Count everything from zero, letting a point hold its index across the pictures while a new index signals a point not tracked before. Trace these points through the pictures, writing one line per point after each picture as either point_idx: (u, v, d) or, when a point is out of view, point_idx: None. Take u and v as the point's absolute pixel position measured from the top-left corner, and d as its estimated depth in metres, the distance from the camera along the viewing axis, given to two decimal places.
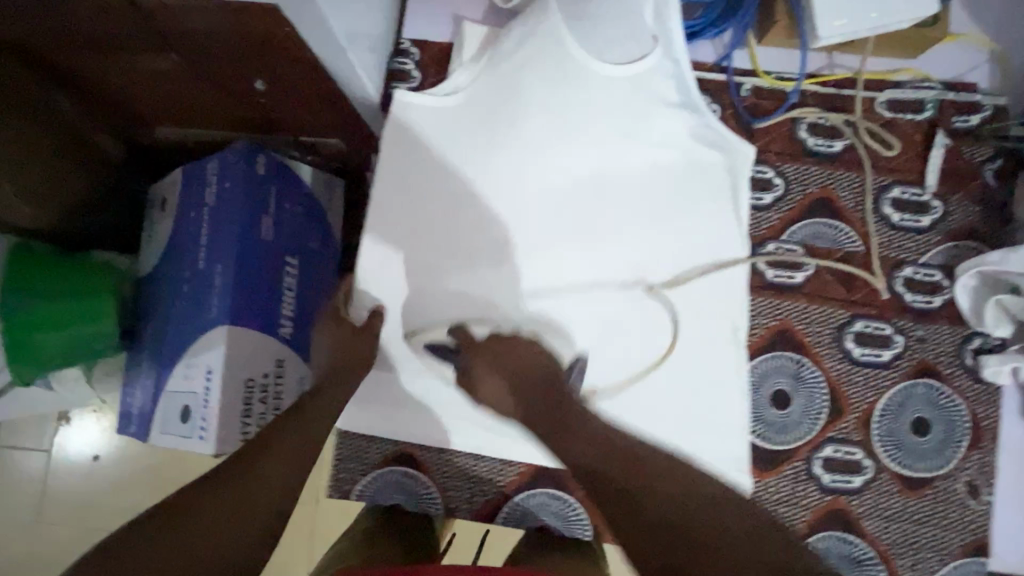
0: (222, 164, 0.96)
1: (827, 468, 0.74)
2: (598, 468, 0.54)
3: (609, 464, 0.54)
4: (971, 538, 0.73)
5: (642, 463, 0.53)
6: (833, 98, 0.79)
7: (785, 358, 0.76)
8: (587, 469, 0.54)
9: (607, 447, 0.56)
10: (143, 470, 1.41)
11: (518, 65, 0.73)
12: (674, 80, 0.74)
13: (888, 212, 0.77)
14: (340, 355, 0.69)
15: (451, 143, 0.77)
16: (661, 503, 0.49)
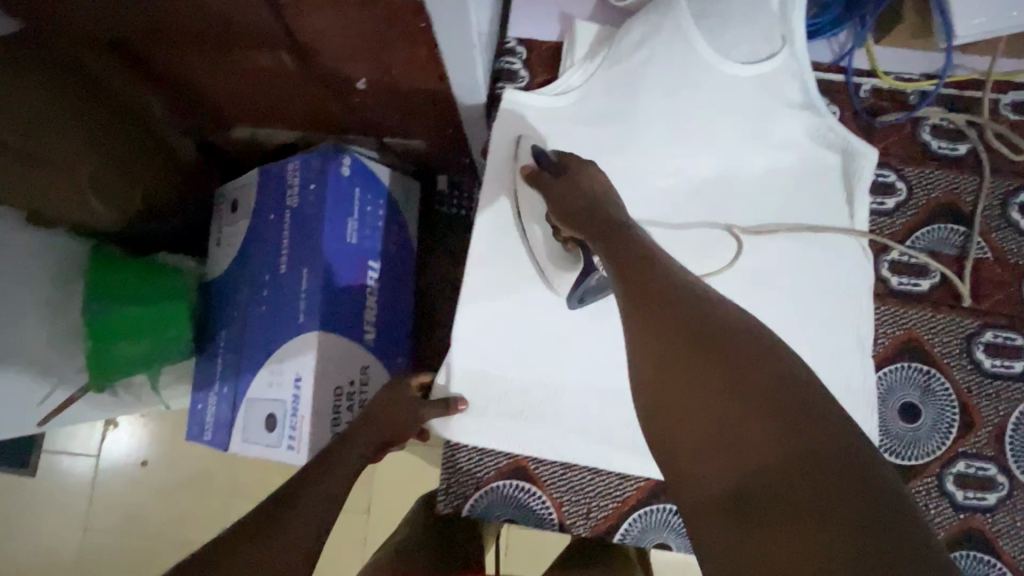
0: (306, 165, 0.93)
1: (960, 484, 0.71)
2: (664, 310, 0.45)
3: (676, 312, 0.45)
4: None
5: (718, 327, 0.44)
6: (956, 99, 0.76)
7: (912, 369, 0.73)
8: (649, 307, 0.46)
9: (676, 293, 0.47)
10: (194, 476, 1.38)
11: (640, 64, 0.70)
12: (800, 81, 0.71)
13: (1016, 217, 0.74)
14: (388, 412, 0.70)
15: (562, 142, 0.75)
16: (720, 383, 0.41)
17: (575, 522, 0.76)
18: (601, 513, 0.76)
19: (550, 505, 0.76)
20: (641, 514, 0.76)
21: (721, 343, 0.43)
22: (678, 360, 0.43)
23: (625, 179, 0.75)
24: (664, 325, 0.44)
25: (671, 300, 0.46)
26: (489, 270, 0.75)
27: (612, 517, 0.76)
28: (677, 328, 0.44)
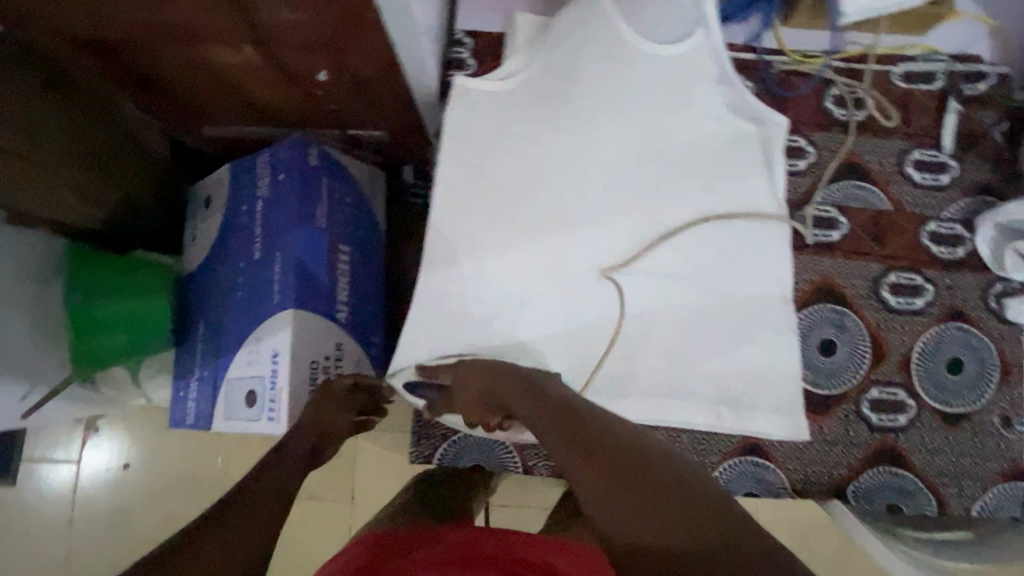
0: (275, 157, 1.00)
1: (874, 409, 0.80)
2: (592, 455, 0.52)
3: (601, 450, 0.52)
4: (1008, 466, 0.79)
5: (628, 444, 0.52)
6: (854, 72, 0.86)
7: (829, 310, 0.82)
8: (578, 449, 0.53)
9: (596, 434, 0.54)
10: (179, 475, 1.39)
11: (572, 48, 0.80)
12: (715, 59, 0.80)
13: (910, 173, 0.85)
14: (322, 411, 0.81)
15: (508, 123, 0.83)
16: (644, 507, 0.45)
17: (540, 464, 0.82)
18: None
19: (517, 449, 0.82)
20: None
21: (637, 472, 0.48)
22: (612, 489, 0.48)
23: (568, 154, 0.83)
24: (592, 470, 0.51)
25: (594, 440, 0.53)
26: (446, 242, 0.81)
27: None
28: (603, 469, 0.50)
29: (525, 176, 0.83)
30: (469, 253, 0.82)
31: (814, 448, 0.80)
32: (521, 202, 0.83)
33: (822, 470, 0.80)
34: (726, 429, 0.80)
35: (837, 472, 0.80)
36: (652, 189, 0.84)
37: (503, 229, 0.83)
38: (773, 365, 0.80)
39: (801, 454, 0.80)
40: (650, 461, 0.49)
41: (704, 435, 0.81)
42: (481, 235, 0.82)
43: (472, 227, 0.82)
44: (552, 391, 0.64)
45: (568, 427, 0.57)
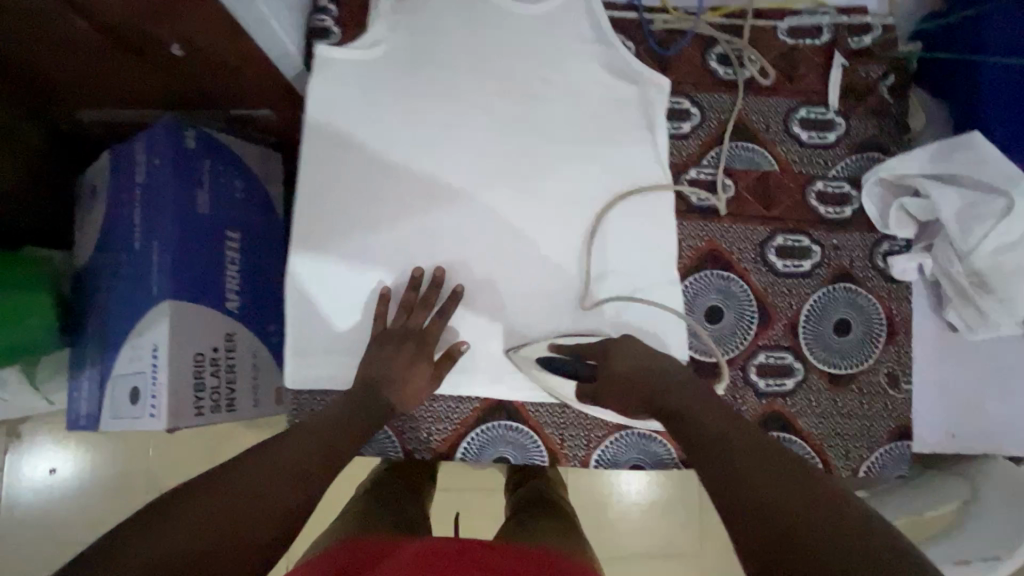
0: (151, 141, 0.94)
1: (761, 374, 0.79)
2: (694, 441, 0.55)
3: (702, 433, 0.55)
4: (895, 425, 0.79)
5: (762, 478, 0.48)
6: (737, 28, 0.83)
7: (714, 276, 0.80)
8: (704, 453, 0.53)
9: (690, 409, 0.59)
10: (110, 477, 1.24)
11: (434, 15, 0.79)
12: (585, 19, 0.79)
13: (796, 131, 0.82)
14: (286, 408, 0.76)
15: (378, 94, 0.79)
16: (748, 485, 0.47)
17: (417, 448, 0.76)
18: (441, 435, 0.76)
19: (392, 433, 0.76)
20: (480, 431, 0.77)
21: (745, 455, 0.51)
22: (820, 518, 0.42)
23: (443, 123, 0.79)
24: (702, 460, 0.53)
25: (688, 422, 0.58)
26: (318, 223, 0.78)
27: (452, 437, 0.76)
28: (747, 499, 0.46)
29: (399, 150, 0.79)
30: (342, 233, 0.78)
31: None
32: (395, 177, 0.79)
33: None
34: None
35: None
36: (534, 156, 0.80)
37: (377, 206, 0.79)
38: (659, 335, 0.77)
39: None
40: (757, 448, 0.52)
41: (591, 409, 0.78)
42: (353, 214, 0.78)
43: (344, 206, 0.78)
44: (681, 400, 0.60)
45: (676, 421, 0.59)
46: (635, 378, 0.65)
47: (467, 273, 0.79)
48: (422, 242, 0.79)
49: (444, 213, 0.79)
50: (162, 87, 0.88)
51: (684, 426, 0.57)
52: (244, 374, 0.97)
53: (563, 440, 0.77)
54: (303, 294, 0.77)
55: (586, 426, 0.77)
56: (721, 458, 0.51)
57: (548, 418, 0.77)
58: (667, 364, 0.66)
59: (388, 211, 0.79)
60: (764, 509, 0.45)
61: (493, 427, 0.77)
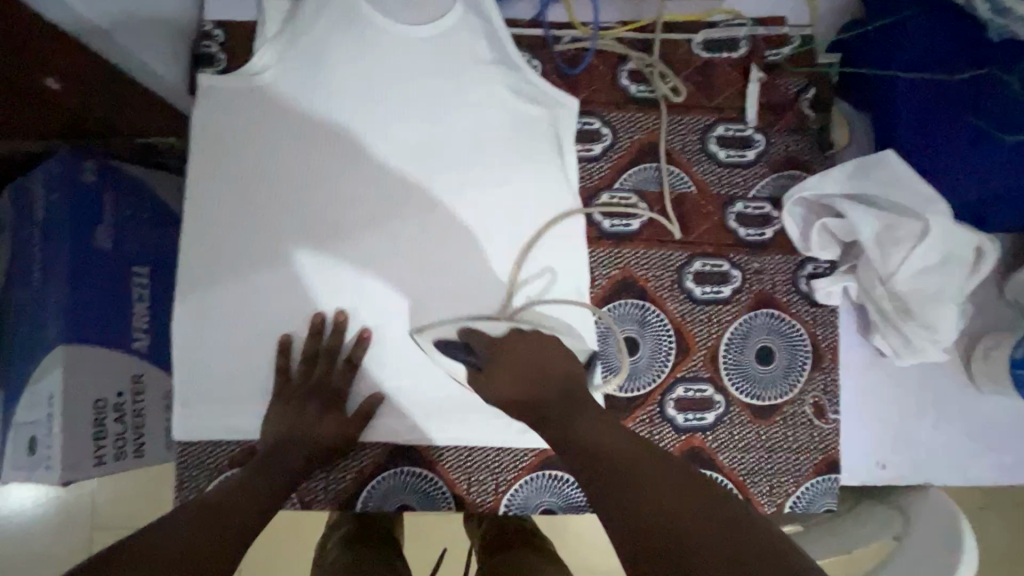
0: (46, 175, 0.88)
1: (680, 408, 0.75)
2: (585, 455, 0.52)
3: (592, 445, 0.53)
4: (822, 457, 0.75)
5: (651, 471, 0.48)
6: (649, 43, 0.79)
7: (630, 305, 0.76)
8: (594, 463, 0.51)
9: (579, 424, 0.56)
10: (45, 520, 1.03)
11: (320, 37, 0.72)
12: (483, 38, 0.73)
13: (714, 150, 0.78)
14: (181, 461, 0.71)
15: (267, 123, 0.74)
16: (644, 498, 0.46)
17: (316, 499, 0.72)
18: (340, 485, 0.72)
19: None
20: (382, 478, 0.73)
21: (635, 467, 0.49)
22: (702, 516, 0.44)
23: (337, 151, 0.74)
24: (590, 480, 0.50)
25: (581, 437, 0.54)
26: (205, 262, 0.72)
27: (353, 487, 0.72)
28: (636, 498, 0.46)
29: (291, 182, 0.74)
30: (230, 273, 0.73)
31: None
32: (285, 210, 0.74)
33: None
34: (520, 441, 0.72)
35: None
36: (437, 184, 0.75)
37: (269, 242, 0.73)
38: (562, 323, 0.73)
39: None
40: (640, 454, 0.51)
41: (498, 451, 0.73)
42: (242, 252, 0.73)
43: (232, 245, 0.73)
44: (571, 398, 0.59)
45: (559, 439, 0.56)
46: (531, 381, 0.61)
47: (368, 310, 0.73)
48: (317, 279, 0.73)
49: (339, 248, 0.74)
50: (50, 123, 0.83)
51: (581, 446, 0.53)
52: (154, 416, 0.92)
53: (470, 486, 0.73)
54: (187, 340, 0.71)
55: (494, 470, 0.73)
56: (609, 475, 0.49)
57: (454, 462, 0.73)
58: (553, 363, 0.63)
59: (279, 248, 0.73)
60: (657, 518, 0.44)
61: (397, 474, 0.73)
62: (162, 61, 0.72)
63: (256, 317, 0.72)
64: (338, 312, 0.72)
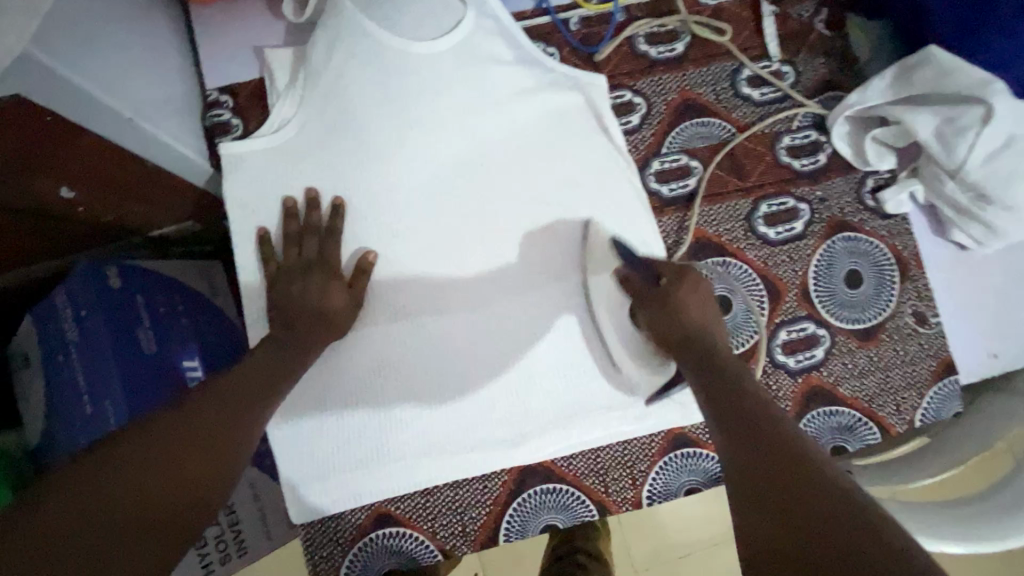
0: (69, 293, 0.83)
1: (789, 352, 0.73)
2: (740, 417, 0.45)
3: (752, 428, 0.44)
4: (937, 362, 0.74)
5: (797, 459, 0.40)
6: (656, 5, 0.79)
7: (711, 265, 0.74)
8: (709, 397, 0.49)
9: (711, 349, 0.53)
10: None
11: (334, 72, 0.68)
12: (500, 37, 0.71)
13: (748, 92, 0.78)
14: (311, 540, 0.67)
15: (305, 173, 0.71)
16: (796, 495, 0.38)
17: (457, 545, 0.68)
18: (476, 524, 0.69)
19: (424, 538, 0.68)
20: (518, 503, 0.69)
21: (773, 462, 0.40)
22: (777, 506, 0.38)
23: (383, 184, 0.71)
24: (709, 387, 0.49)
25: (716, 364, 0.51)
26: None
27: (489, 522, 0.69)
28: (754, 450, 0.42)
29: (339, 228, 0.69)
30: (293, 333, 0.63)
31: None
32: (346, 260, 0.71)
33: None
34: (642, 430, 0.70)
35: None
36: (493, 185, 0.73)
37: None
38: (626, 191, 0.74)
39: None
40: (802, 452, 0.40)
41: (625, 444, 0.71)
42: (294, 305, 0.65)
43: (287, 303, 0.65)
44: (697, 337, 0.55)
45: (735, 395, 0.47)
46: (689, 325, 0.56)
47: (457, 335, 0.70)
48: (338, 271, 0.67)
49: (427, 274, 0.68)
50: (67, 234, 0.78)
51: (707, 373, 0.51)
52: None
53: (608, 486, 0.70)
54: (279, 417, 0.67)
55: (627, 463, 0.71)
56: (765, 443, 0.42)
57: (585, 468, 0.70)
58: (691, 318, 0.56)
59: None
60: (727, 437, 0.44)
61: (530, 496, 0.69)
62: (184, 140, 0.68)
63: (305, 392, 0.67)
64: (429, 349, 0.69)
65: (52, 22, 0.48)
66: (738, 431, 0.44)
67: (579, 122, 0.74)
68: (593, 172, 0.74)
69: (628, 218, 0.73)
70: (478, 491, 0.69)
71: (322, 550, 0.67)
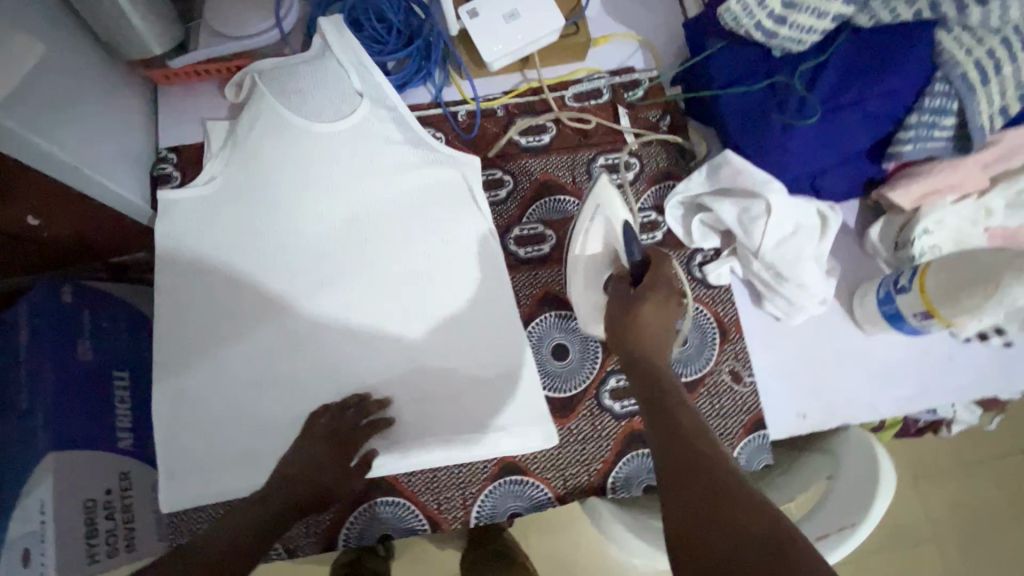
0: (27, 304, 0.98)
1: (615, 398, 0.84)
2: (678, 423, 0.60)
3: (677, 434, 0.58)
4: (748, 418, 0.84)
5: (713, 464, 0.54)
6: (530, 104, 0.97)
7: (553, 317, 0.87)
8: (650, 402, 0.64)
9: (656, 368, 0.67)
10: None
11: (254, 142, 0.86)
12: (391, 122, 0.88)
13: (600, 177, 0.94)
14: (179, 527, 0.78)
15: (222, 218, 0.86)
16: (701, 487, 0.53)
17: (301, 545, 0.78)
18: (320, 527, 0.78)
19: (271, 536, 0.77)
20: (359, 513, 0.79)
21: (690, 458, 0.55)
22: (683, 491, 0.53)
23: (285, 231, 0.87)
24: (659, 416, 0.62)
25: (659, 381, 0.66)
26: (182, 342, 0.82)
27: (332, 526, 0.78)
28: (682, 450, 0.56)
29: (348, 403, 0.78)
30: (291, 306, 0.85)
31: (566, 451, 0.82)
32: (245, 289, 0.85)
33: (580, 470, 0.81)
34: (476, 455, 0.80)
35: (593, 469, 0.81)
36: (375, 238, 0.88)
37: (235, 317, 0.84)
38: (486, 251, 0.87)
39: (556, 461, 0.81)
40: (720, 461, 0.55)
41: (460, 468, 0.81)
42: (309, 466, 0.72)
43: (223, 316, 0.84)
44: (647, 338, 0.69)
45: (670, 407, 0.62)
46: (646, 324, 0.69)
47: (332, 359, 0.84)
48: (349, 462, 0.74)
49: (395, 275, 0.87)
50: (34, 255, 0.95)
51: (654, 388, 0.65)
52: (143, 511, 0.97)
53: (441, 505, 0.80)
54: (169, 418, 0.80)
55: (459, 485, 0.80)
56: (689, 451, 0.56)
57: (423, 485, 0.80)
58: (648, 314, 0.69)
59: (249, 318, 0.84)
60: (679, 468, 0.55)
61: (369, 506, 0.79)
62: (128, 186, 0.86)
63: (199, 395, 0.81)
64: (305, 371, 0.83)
65: (24, 99, 0.67)
66: (686, 463, 0.55)
67: (456, 191, 0.89)
68: (462, 231, 0.88)
69: (484, 272, 0.86)
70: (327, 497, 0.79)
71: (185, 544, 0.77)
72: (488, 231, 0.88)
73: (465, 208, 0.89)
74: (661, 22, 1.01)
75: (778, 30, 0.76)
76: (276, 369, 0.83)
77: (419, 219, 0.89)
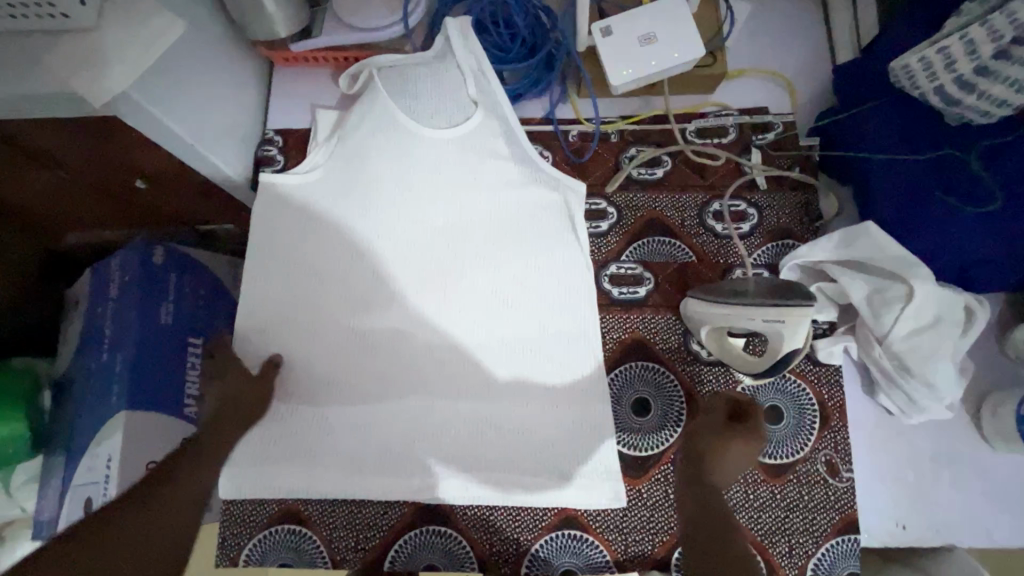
0: (122, 260, 1.01)
1: None
2: (714, 528, 0.60)
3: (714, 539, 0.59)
4: (839, 517, 0.75)
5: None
6: (647, 133, 0.90)
7: (638, 368, 0.81)
8: (695, 495, 0.64)
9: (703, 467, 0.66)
10: None
11: (361, 139, 0.83)
12: (500, 135, 0.84)
13: (711, 224, 0.86)
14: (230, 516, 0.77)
15: (318, 211, 0.85)
16: None
17: (346, 558, 0.76)
18: (368, 544, 0.76)
19: (319, 543, 0.76)
20: (408, 538, 0.76)
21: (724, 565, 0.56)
22: None
23: (379, 233, 0.86)
24: (699, 514, 0.62)
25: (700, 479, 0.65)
26: (261, 328, 0.82)
27: (379, 546, 0.76)
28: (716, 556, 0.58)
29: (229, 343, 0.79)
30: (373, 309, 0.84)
31: (633, 514, 0.76)
32: (330, 285, 0.84)
33: (644, 539, 0.76)
34: (536, 501, 0.76)
35: (659, 540, 0.76)
36: (466, 255, 0.85)
37: (316, 312, 0.83)
38: (577, 285, 0.83)
39: (620, 524, 0.76)
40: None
41: (516, 511, 0.77)
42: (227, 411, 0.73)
43: (303, 308, 0.83)
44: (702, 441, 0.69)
45: (713, 510, 0.62)
46: (710, 429, 0.70)
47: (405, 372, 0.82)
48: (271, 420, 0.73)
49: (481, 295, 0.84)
50: (137, 215, 0.98)
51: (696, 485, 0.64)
52: None
53: (492, 545, 0.76)
54: None
55: (515, 529, 0.77)
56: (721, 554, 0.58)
57: (476, 522, 0.77)
58: (704, 423, 0.70)
59: (328, 315, 0.83)
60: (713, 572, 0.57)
61: (420, 533, 0.77)
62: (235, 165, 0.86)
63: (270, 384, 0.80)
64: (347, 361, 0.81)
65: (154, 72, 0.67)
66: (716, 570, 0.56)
67: (558, 217, 0.85)
68: (555, 259, 0.84)
69: (570, 306, 0.82)
70: (379, 515, 0.77)
71: (235, 534, 0.77)
72: (585, 262, 0.83)
73: (565, 235, 0.84)
74: (802, 66, 0.93)
75: (961, 99, 0.67)
76: (347, 372, 0.82)
77: (514, 239, 0.85)
